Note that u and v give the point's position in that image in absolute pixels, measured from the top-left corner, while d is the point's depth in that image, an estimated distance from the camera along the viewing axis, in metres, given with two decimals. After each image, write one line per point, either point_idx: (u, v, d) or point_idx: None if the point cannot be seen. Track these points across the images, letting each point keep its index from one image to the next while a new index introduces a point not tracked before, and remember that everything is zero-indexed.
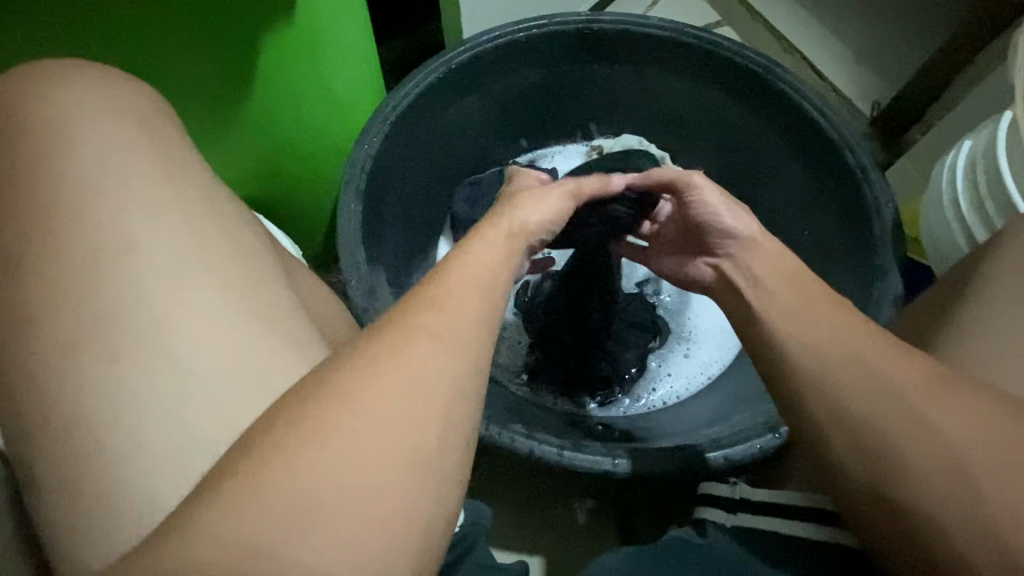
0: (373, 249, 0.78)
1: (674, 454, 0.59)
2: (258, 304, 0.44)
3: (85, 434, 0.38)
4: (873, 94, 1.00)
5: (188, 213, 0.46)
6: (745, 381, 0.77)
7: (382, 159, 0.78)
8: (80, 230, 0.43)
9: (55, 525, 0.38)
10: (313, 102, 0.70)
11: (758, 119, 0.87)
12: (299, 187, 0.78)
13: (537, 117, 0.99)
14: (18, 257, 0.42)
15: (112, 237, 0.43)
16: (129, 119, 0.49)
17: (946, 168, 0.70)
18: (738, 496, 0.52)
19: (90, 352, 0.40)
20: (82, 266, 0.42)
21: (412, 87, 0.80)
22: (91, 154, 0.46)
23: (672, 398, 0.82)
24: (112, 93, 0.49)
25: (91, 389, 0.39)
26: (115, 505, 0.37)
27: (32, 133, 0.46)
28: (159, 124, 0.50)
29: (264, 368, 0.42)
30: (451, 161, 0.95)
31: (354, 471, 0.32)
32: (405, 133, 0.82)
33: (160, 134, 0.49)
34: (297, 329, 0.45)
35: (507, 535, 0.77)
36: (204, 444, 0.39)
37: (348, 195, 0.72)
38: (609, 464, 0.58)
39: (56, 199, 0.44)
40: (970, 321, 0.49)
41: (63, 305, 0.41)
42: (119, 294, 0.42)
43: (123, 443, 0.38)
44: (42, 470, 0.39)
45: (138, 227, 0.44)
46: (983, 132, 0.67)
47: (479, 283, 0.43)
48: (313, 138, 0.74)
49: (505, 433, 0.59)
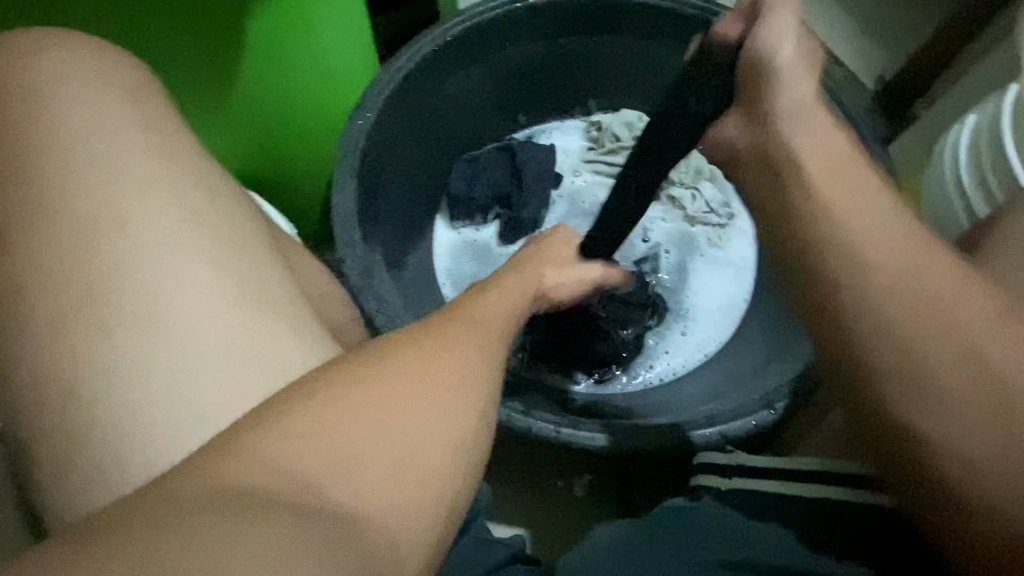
0: (368, 227, 0.77)
1: (671, 430, 0.60)
2: (255, 284, 0.44)
3: (79, 415, 0.38)
4: (879, 67, 0.98)
5: (180, 191, 0.45)
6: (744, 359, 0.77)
7: (377, 137, 0.77)
8: (69, 208, 0.42)
9: (52, 501, 0.38)
10: (306, 77, 0.69)
11: None
12: (293, 166, 0.77)
13: (534, 93, 0.97)
14: (5, 236, 0.42)
15: (103, 216, 0.43)
16: (118, 94, 0.47)
17: (949, 142, 0.69)
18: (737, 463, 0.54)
19: (86, 331, 0.40)
20: (72, 244, 0.42)
21: (407, 60, 0.78)
22: (77, 129, 0.45)
23: (669, 375, 0.82)
24: (99, 66, 0.48)
25: (84, 369, 0.39)
26: (110, 482, 0.37)
27: (16, 109, 0.45)
28: (148, 98, 0.49)
29: (261, 347, 0.42)
30: (447, 137, 0.93)
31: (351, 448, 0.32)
32: (400, 109, 0.81)
33: (150, 110, 0.48)
34: (293, 309, 0.45)
35: (506, 509, 0.78)
36: (199, 422, 0.39)
37: (342, 172, 0.71)
38: (606, 441, 0.58)
39: (43, 176, 0.43)
40: None
41: (52, 284, 0.40)
42: (109, 273, 0.41)
43: (119, 422, 0.38)
44: (36, 447, 0.38)
45: (128, 207, 0.43)
46: (990, 105, 0.66)
47: None
48: (308, 115, 0.72)
49: (502, 410, 0.59)
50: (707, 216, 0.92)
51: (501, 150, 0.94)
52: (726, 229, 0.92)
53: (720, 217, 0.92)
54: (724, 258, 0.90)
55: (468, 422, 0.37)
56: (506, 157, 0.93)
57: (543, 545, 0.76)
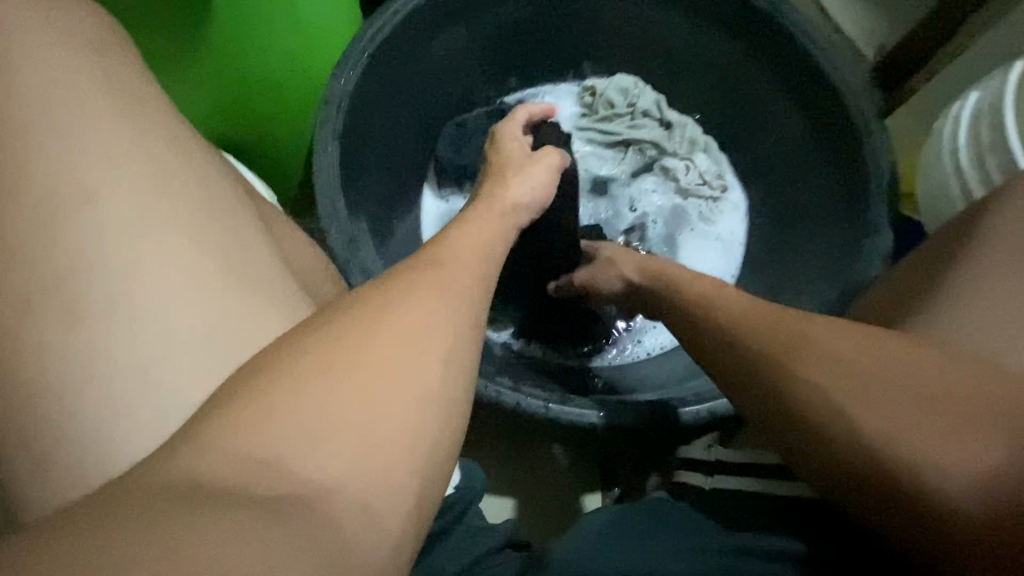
0: (353, 195, 0.74)
1: (657, 407, 0.60)
2: (231, 261, 0.42)
3: (35, 398, 0.35)
4: (879, 37, 0.96)
5: (149, 158, 0.42)
6: None
7: (360, 99, 0.73)
8: (22, 171, 0.39)
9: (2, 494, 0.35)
10: (283, 27, 0.65)
11: (758, 61, 0.83)
12: (273, 131, 0.73)
13: (525, 54, 0.93)
14: None
15: (62, 181, 0.40)
16: (76, 47, 0.43)
17: (950, 117, 0.67)
18: (717, 461, 0.58)
19: (45, 313, 0.37)
20: (26, 212, 0.38)
21: (391, 15, 0.74)
22: (29, 86, 0.41)
23: (655, 350, 0.83)
24: (54, 14, 0.44)
25: (44, 349, 0.36)
26: (71, 471, 0.35)
27: None
28: (114, 55, 0.45)
29: (237, 330, 0.39)
30: (434, 100, 0.89)
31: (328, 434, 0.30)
32: (384, 69, 0.76)
33: (114, 67, 0.45)
34: (272, 290, 0.42)
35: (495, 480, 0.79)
36: (170, 409, 0.37)
37: (323, 135, 0.68)
38: (593, 417, 0.58)
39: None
40: (970, 276, 0.48)
41: (6, 263, 0.37)
42: (68, 246, 0.39)
43: (83, 410, 0.36)
44: None
45: (91, 178, 0.40)
46: (993, 80, 0.64)
47: None
48: (287, 72, 0.68)
49: (491, 387, 0.59)
50: (699, 189, 0.91)
51: (491, 114, 0.90)
52: (719, 203, 0.91)
53: (712, 190, 0.91)
54: (714, 233, 0.90)
55: (456, 407, 0.35)
56: (495, 121, 0.90)
57: (532, 515, 0.78)
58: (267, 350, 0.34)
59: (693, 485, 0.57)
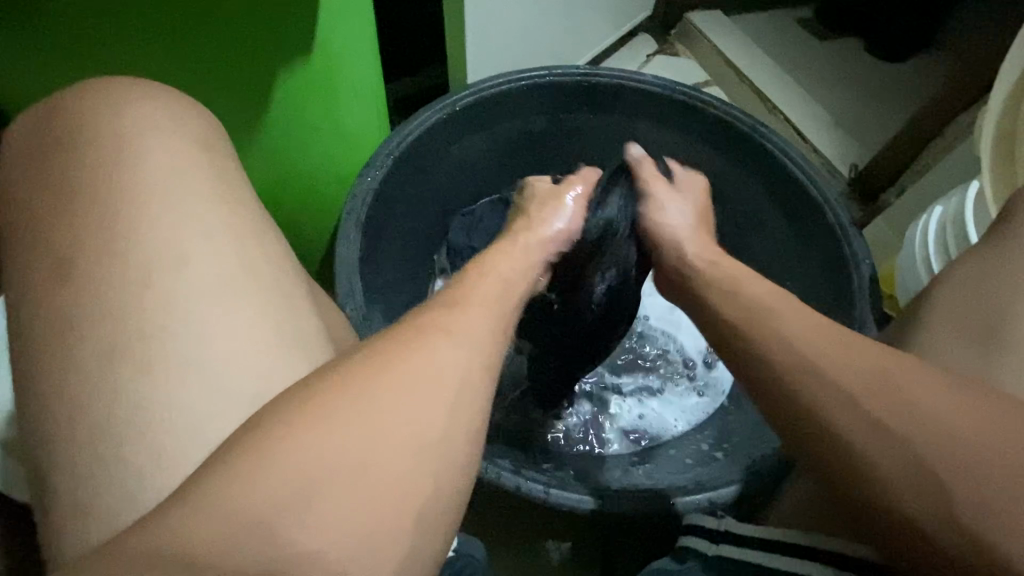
0: (369, 279, 0.79)
1: (648, 494, 0.61)
2: (270, 297, 0.45)
3: (100, 436, 0.38)
4: (852, 154, 1.07)
5: (224, 229, 0.46)
6: (754, 412, 0.79)
7: (381, 195, 0.80)
8: (113, 245, 0.43)
9: (68, 519, 0.37)
10: (327, 141, 0.72)
11: (739, 175, 0.90)
12: (300, 212, 0.78)
13: (533, 158, 0.99)
14: (73, 263, 0.42)
15: (129, 238, 0.43)
16: (184, 134, 0.49)
17: (919, 229, 0.78)
18: (725, 527, 0.51)
19: (126, 368, 0.40)
20: (111, 279, 0.42)
21: (414, 127, 0.81)
22: (123, 165, 0.45)
23: (671, 425, 0.83)
24: (164, 109, 0.49)
25: (120, 393, 0.39)
26: (108, 486, 0.37)
27: (85, 135, 0.46)
28: (198, 123, 0.51)
29: (260, 366, 0.42)
30: (446, 196, 0.95)
31: (354, 441, 0.34)
32: (405, 170, 0.83)
33: (201, 130, 0.50)
34: (306, 338, 0.45)
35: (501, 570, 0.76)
36: (197, 434, 0.39)
37: (346, 231, 0.73)
38: (580, 500, 0.60)
39: (84, 195, 0.44)
40: (944, 328, 0.50)
41: (76, 323, 0.41)
42: (133, 307, 0.41)
43: (138, 451, 0.38)
44: (61, 466, 0.38)
45: (188, 243, 0.44)
46: (952, 200, 0.76)
47: (487, 297, 0.47)
48: (316, 170, 0.75)
49: (492, 469, 0.61)
50: None
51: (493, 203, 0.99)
52: None
53: None
54: None
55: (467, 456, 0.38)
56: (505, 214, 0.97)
57: None
58: (294, 383, 0.36)
59: (697, 552, 0.51)
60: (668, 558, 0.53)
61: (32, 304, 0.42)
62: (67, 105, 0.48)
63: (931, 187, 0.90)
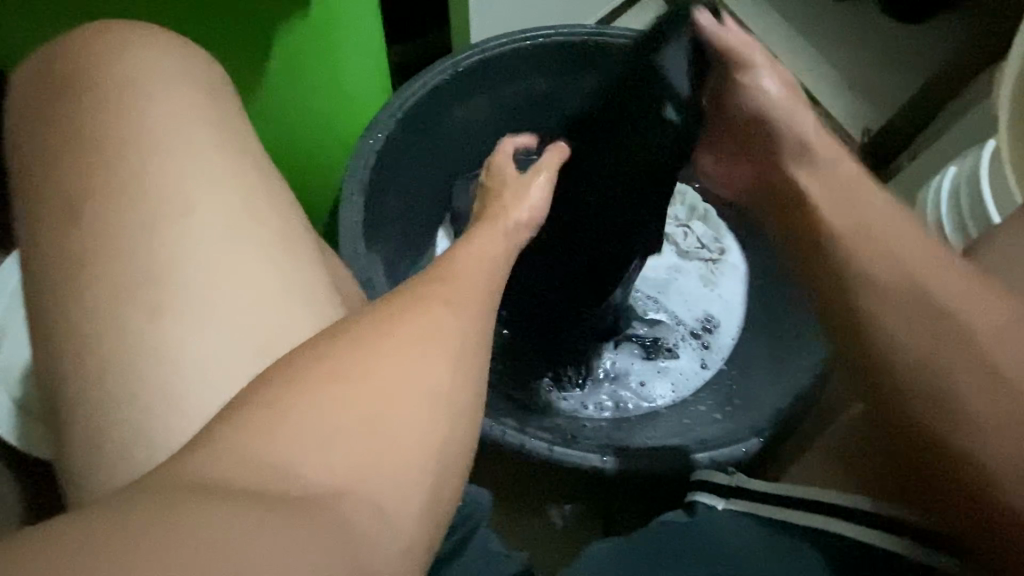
0: (372, 241, 0.79)
1: (659, 456, 0.61)
2: (278, 254, 0.44)
3: (111, 386, 0.38)
4: (866, 118, 1.05)
5: (230, 183, 0.45)
6: (763, 374, 0.79)
7: (386, 157, 0.79)
8: (119, 198, 0.42)
9: (84, 466, 0.38)
10: (329, 100, 0.71)
11: None
12: (305, 170, 0.77)
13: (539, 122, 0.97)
14: (79, 215, 0.42)
15: (135, 191, 0.42)
16: (185, 85, 0.48)
17: (931, 191, 0.77)
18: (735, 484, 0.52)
19: (131, 319, 0.40)
20: (119, 231, 0.41)
21: (417, 88, 0.80)
22: (126, 116, 0.44)
23: (680, 389, 0.84)
24: (165, 60, 0.48)
25: (131, 344, 0.39)
26: (123, 435, 0.38)
27: (86, 84, 0.45)
28: (199, 74, 0.49)
29: (270, 321, 0.42)
30: (452, 162, 0.94)
31: (358, 387, 0.32)
32: (408, 133, 0.82)
33: (204, 82, 0.49)
34: (316, 293, 0.45)
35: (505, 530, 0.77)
36: (207, 385, 0.39)
37: (349, 195, 0.73)
38: (598, 461, 0.61)
39: (88, 147, 0.43)
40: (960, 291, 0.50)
41: (84, 274, 0.40)
42: (141, 259, 0.41)
43: (149, 402, 0.38)
44: (74, 417, 0.39)
45: (189, 192, 0.43)
46: (967, 159, 0.74)
47: (494, 250, 0.46)
48: (319, 130, 0.74)
49: (496, 427, 0.62)
50: (698, 251, 0.92)
51: None
52: (718, 264, 0.91)
53: (711, 252, 0.92)
54: (713, 296, 0.90)
55: None
56: None
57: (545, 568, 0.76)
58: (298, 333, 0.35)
59: (707, 506, 0.51)
60: (678, 512, 0.52)
61: (39, 254, 0.42)
62: (66, 53, 0.47)
63: (947, 152, 0.88)
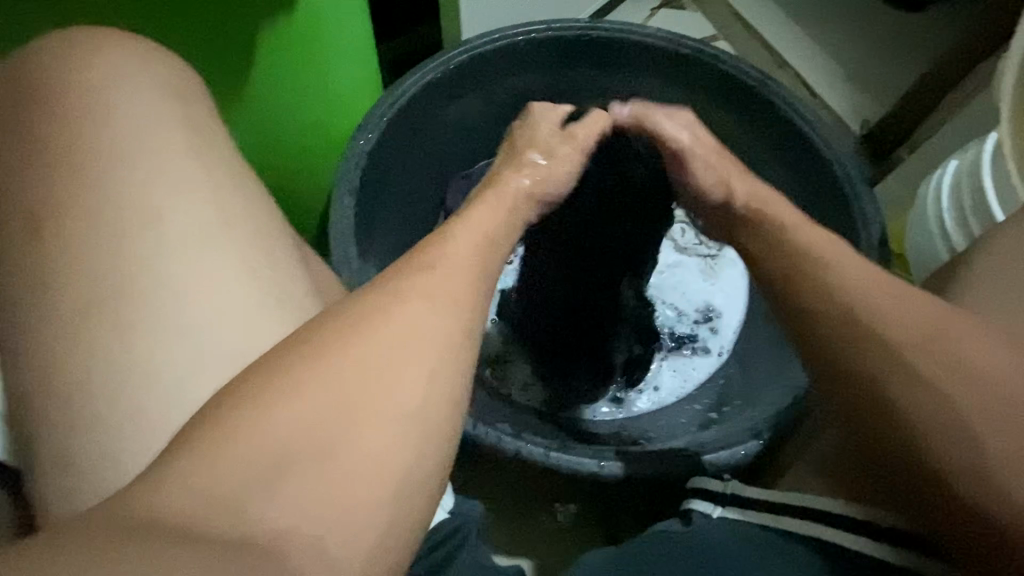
0: (364, 244, 0.78)
1: (666, 458, 0.60)
2: (254, 264, 0.43)
3: (78, 402, 0.37)
4: (865, 110, 1.03)
5: (203, 193, 0.44)
6: (768, 365, 0.78)
7: (376, 157, 0.77)
8: (87, 210, 0.41)
9: (52, 481, 0.37)
10: (318, 103, 0.70)
11: (747, 133, 0.86)
12: (295, 173, 0.76)
13: None
14: (48, 228, 0.41)
15: (104, 202, 0.41)
16: (157, 93, 0.46)
17: (932, 184, 0.75)
18: (732, 492, 0.50)
19: (100, 334, 0.39)
20: (88, 244, 0.40)
21: (408, 87, 0.78)
22: (94, 126, 0.43)
23: (685, 385, 0.82)
24: (135, 67, 0.47)
25: (99, 360, 0.38)
26: (92, 451, 0.37)
27: (53, 93, 0.44)
28: (171, 80, 0.48)
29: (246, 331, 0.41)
30: (447, 159, 0.93)
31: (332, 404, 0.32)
32: (400, 132, 0.81)
33: (177, 89, 0.48)
34: (295, 302, 0.44)
35: (499, 534, 0.76)
36: (180, 399, 0.38)
37: (342, 196, 0.71)
38: (595, 465, 0.60)
39: (56, 158, 0.42)
40: (963, 289, 0.48)
41: (52, 289, 0.39)
42: (110, 271, 0.40)
43: (117, 416, 0.37)
44: (43, 432, 0.38)
45: (160, 203, 0.42)
46: (968, 151, 0.73)
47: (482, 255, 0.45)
48: (308, 132, 0.72)
49: (490, 432, 0.61)
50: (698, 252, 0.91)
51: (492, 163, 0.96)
52: (717, 262, 0.90)
53: (710, 250, 0.90)
54: (713, 288, 0.89)
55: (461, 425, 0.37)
56: None
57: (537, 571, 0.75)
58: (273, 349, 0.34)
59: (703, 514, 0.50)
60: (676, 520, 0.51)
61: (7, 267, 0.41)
62: (33, 60, 0.46)
63: (947, 144, 0.87)
